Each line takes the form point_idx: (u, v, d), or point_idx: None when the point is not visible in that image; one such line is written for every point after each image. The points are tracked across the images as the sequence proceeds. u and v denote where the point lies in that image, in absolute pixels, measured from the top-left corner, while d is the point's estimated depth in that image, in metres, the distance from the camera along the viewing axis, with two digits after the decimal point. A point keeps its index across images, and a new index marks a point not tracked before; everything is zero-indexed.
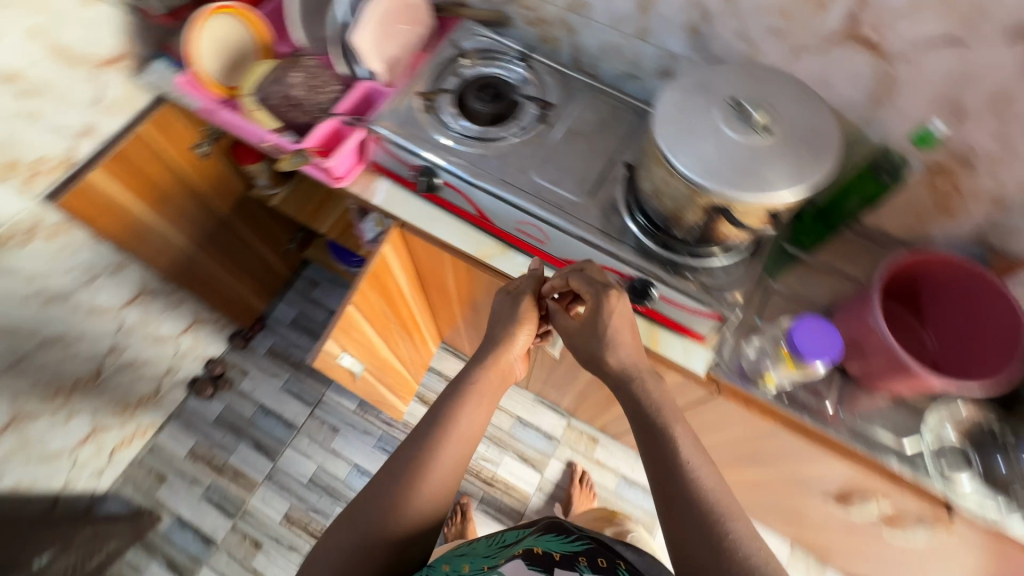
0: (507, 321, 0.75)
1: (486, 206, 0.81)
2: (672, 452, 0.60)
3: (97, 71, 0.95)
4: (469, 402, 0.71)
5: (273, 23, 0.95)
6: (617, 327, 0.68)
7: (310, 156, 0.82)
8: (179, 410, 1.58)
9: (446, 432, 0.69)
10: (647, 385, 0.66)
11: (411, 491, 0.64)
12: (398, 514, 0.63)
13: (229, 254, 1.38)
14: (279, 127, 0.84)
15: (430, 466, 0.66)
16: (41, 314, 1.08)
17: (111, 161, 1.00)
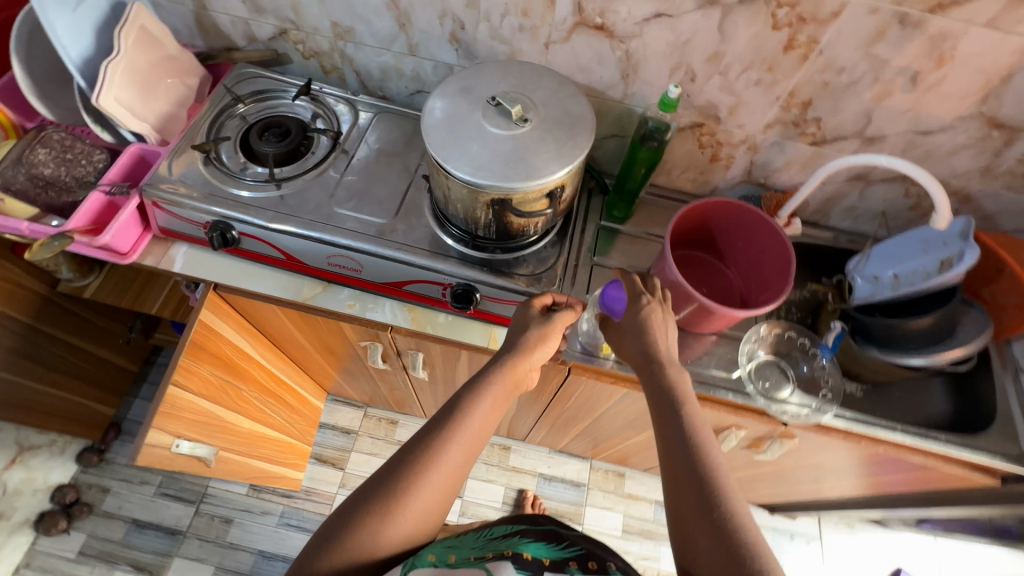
0: (526, 328, 0.67)
1: (292, 248, 0.77)
2: (686, 433, 0.58)
3: None
4: (488, 402, 0.62)
5: (9, 102, 0.83)
6: (658, 332, 0.67)
7: (75, 236, 0.73)
8: (29, 557, 1.33)
9: (453, 432, 0.59)
10: (667, 367, 0.64)
11: (414, 494, 0.56)
12: (405, 508, 0.55)
13: (46, 364, 1.20)
14: (37, 214, 0.74)
15: (434, 469, 0.57)
16: None
17: None
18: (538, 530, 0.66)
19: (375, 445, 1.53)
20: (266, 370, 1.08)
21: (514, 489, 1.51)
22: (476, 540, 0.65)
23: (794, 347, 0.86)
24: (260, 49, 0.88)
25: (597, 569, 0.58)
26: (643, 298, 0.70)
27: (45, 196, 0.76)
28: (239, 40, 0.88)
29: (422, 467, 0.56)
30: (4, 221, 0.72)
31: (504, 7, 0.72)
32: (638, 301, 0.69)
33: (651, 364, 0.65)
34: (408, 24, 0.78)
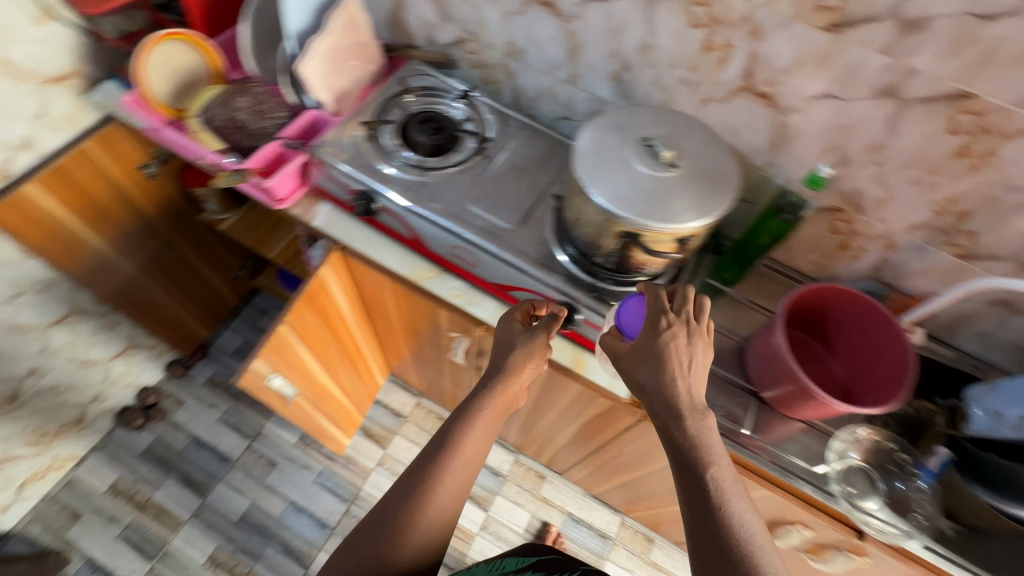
0: (511, 349, 0.72)
1: (422, 231, 0.84)
2: (709, 499, 0.56)
3: (44, 87, 0.93)
4: (474, 429, 0.69)
5: (226, 53, 0.99)
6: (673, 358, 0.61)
7: (249, 175, 0.84)
8: (104, 442, 1.48)
9: (447, 464, 0.66)
10: (684, 419, 0.60)
11: (409, 528, 0.62)
12: (403, 540, 0.61)
13: (173, 277, 1.36)
14: (224, 149, 0.86)
15: (428, 502, 0.63)
16: None
17: (49, 175, 0.98)
18: (549, 562, 0.71)
19: (419, 435, 1.57)
20: (353, 335, 1.16)
21: (540, 519, 1.50)
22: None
23: (892, 461, 0.79)
24: (436, 50, 0.97)
25: None
26: (664, 319, 0.63)
27: (232, 135, 0.86)
28: (420, 41, 0.98)
29: (417, 493, 0.64)
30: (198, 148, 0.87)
31: (674, 59, 0.76)
32: (657, 325, 0.63)
33: (668, 405, 0.61)
34: (578, 56, 0.84)
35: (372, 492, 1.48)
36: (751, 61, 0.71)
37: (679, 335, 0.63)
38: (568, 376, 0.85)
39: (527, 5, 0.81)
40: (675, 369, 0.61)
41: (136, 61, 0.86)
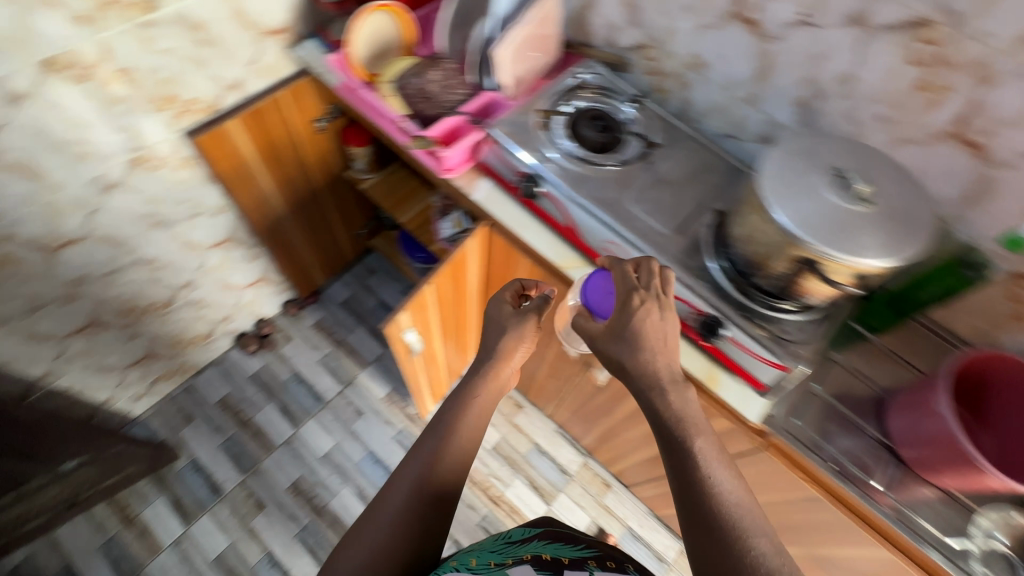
0: (505, 333, 0.79)
1: (580, 221, 0.86)
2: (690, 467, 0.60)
3: (262, 38, 1.04)
4: (469, 410, 0.76)
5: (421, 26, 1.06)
6: (649, 332, 0.67)
7: (430, 143, 0.91)
8: (221, 359, 1.64)
9: (444, 446, 0.73)
10: (667, 394, 0.65)
11: (410, 508, 0.69)
12: (406, 518, 0.68)
13: (311, 223, 1.48)
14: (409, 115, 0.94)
15: (425, 484, 0.70)
16: (144, 235, 1.14)
17: (248, 116, 1.09)
18: (554, 531, 0.79)
19: (496, 417, 1.62)
20: (469, 309, 1.21)
21: (599, 526, 1.50)
22: (496, 545, 0.78)
23: None
24: (614, 53, 1.01)
25: (614, 568, 0.72)
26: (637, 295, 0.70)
27: (420, 105, 0.93)
28: (597, 41, 1.02)
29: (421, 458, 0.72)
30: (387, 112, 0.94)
31: (878, 94, 0.74)
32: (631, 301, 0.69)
33: (648, 381, 0.66)
34: (767, 77, 0.84)
35: None
36: (969, 109, 0.68)
37: (650, 310, 0.69)
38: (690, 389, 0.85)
39: (727, 20, 0.82)
40: (651, 342, 0.67)
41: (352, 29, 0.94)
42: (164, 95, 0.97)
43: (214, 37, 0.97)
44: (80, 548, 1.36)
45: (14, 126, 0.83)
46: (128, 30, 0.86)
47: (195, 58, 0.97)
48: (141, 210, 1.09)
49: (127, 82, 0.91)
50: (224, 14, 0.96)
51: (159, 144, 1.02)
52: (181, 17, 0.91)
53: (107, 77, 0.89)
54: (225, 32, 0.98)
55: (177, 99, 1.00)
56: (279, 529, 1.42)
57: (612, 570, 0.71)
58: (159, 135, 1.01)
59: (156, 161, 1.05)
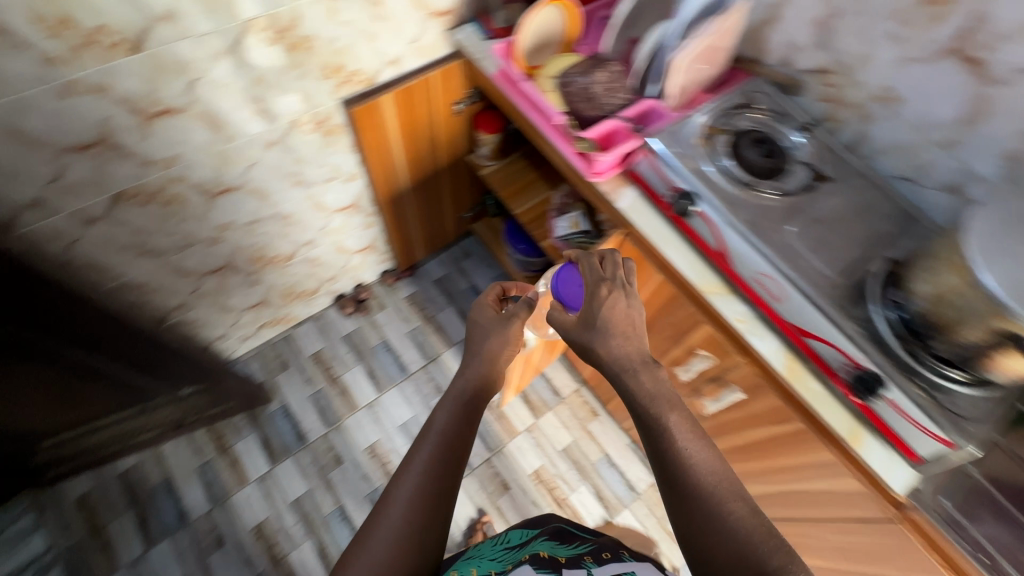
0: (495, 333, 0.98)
1: (734, 248, 0.81)
2: (665, 443, 0.71)
3: (428, 18, 1.06)
4: (461, 411, 0.86)
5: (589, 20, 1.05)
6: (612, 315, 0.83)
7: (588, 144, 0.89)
8: (319, 315, 1.72)
9: (438, 442, 0.81)
10: (638, 373, 0.79)
11: (417, 506, 0.74)
12: (414, 518, 0.73)
13: (426, 199, 1.51)
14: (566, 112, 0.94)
15: (429, 481, 0.76)
16: (287, 192, 1.20)
17: (401, 92, 1.13)
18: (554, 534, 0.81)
19: (570, 420, 1.61)
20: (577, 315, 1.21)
21: (660, 551, 1.46)
22: (496, 552, 0.79)
23: None
24: (788, 74, 0.95)
25: (611, 556, 0.71)
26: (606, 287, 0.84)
27: (583, 107, 0.92)
28: (770, 59, 0.97)
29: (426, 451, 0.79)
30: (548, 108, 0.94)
31: None
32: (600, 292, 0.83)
33: (625, 363, 0.80)
34: (975, 123, 0.76)
35: (515, 453, 1.56)
36: None
37: (617, 299, 0.84)
38: (821, 440, 0.80)
39: (942, 55, 0.75)
40: (622, 326, 0.82)
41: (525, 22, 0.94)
42: (334, 64, 1.02)
43: (389, 14, 1.00)
44: (180, 467, 1.48)
45: (210, 79, 0.89)
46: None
47: (367, 32, 1.01)
48: (289, 169, 1.16)
49: (306, 49, 0.96)
50: None
51: (319, 109, 1.07)
52: None
53: (293, 43, 0.93)
54: (400, 10, 1.01)
55: (343, 69, 1.04)
56: (353, 487, 1.48)
57: (609, 559, 0.70)
58: (322, 101, 1.06)
59: (313, 124, 1.10)
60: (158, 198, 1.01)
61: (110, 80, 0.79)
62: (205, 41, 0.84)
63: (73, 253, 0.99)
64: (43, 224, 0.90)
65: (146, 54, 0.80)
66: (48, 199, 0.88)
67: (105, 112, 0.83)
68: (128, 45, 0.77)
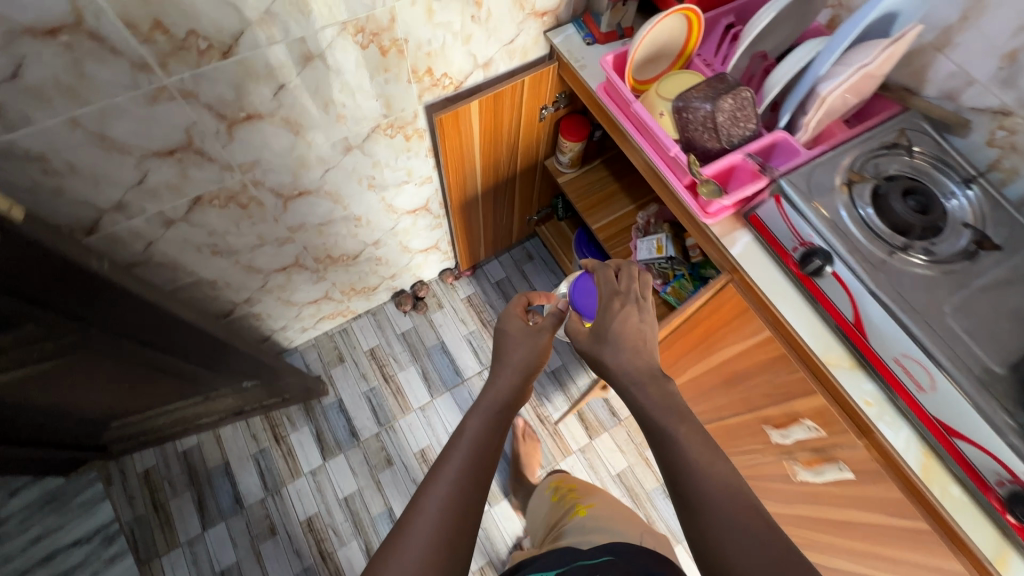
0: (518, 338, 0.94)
1: (873, 320, 0.71)
2: (680, 457, 0.67)
3: (528, 19, 0.96)
4: (489, 414, 0.81)
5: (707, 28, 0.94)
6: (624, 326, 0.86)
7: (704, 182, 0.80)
8: (376, 310, 1.70)
9: (464, 440, 0.75)
10: (648, 386, 0.78)
11: (444, 504, 0.66)
12: (440, 517, 0.64)
13: (496, 203, 1.44)
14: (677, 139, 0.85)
15: (453, 478, 0.69)
16: (360, 195, 1.15)
17: (489, 99, 1.03)
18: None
19: (626, 444, 1.54)
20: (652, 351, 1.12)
21: None
22: None
23: None
24: (950, 110, 0.80)
25: None
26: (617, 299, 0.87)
27: (701, 135, 0.81)
28: (930, 90, 0.82)
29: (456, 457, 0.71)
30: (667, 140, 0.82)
31: None
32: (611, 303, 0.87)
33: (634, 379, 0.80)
34: None
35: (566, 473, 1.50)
36: None
37: (631, 313, 0.87)
38: (950, 549, 0.70)
39: None
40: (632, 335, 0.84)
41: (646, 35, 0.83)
42: (423, 68, 0.94)
43: (486, 15, 0.91)
44: (237, 453, 1.50)
45: (297, 84, 0.83)
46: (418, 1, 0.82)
47: (462, 34, 0.92)
48: (366, 173, 1.10)
49: (397, 52, 0.88)
50: None
51: (403, 114, 1.00)
52: None
53: (384, 46, 0.86)
54: (498, 11, 0.92)
55: (431, 73, 0.96)
56: (402, 490, 1.47)
57: None
58: (406, 105, 0.99)
59: (395, 129, 1.03)
60: (235, 200, 0.97)
61: (198, 86, 0.74)
62: (296, 46, 0.77)
63: (150, 252, 0.97)
64: (124, 225, 0.88)
65: (235, 60, 0.74)
66: (131, 202, 0.85)
67: (190, 118, 0.78)
68: (218, 51, 0.72)
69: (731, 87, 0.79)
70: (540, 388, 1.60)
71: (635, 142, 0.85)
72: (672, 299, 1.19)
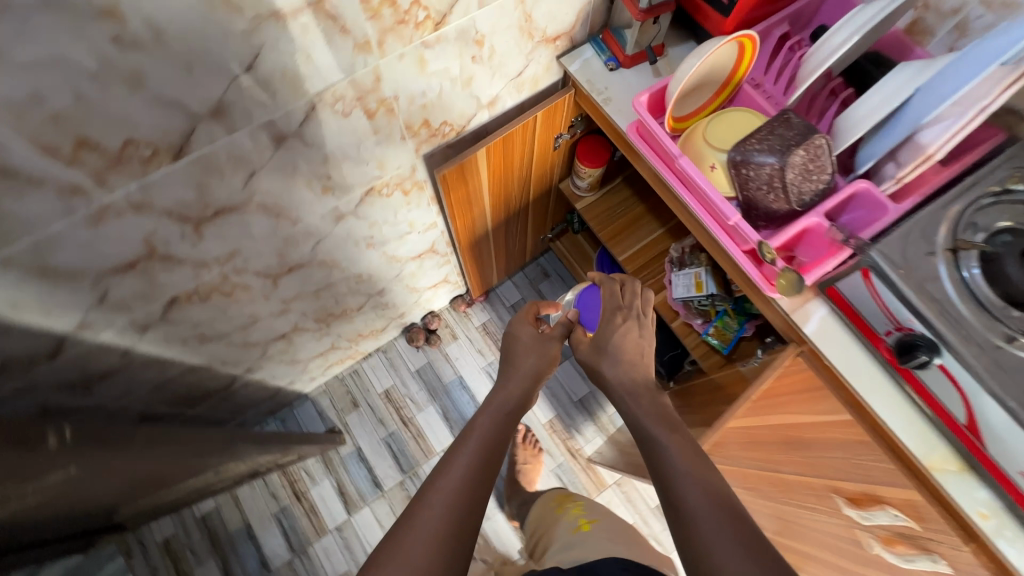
0: (527, 349, 1.00)
1: (994, 425, 0.58)
2: (671, 468, 0.69)
3: (538, 47, 0.80)
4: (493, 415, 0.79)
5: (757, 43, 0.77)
6: (622, 337, 0.98)
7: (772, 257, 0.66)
8: (387, 346, 1.59)
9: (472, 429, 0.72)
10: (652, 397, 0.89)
11: (455, 480, 0.62)
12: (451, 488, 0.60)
13: (507, 233, 1.30)
14: (731, 196, 0.71)
15: (464, 459, 0.65)
16: (359, 254, 1.02)
17: (497, 142, 0.87)
18: None
19: None
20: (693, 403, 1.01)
21: None
22: None
23: None
24: None
25: None
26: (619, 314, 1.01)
27: (764, 197, 0.67)
28: None
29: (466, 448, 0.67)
30: (724, 206, 0.68)
31: None
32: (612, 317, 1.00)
33: (627, 388, 0.93)
34: None
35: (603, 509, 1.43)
36: None
37: (630, 328, 0.99)
38: None
39: None
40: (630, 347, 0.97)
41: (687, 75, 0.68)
42: (417, 121, 0.78)
43: (489, 53, 0.75)
44: (259, 512, 1.44)
45: (271, 167, 0.69)
46: (406, 54, 0.66)
47: (462, 77, 0.76)
48: (363, 234, 0.96)
49: (386, 112, 0.73)
50: (511, 22, 0.72)
51: (399, 172, 0.86)
52: (466, 29, 0.68)
53: (370, 108, 0.70)
54: (503, 45, 0.75)
55: (427, 125, 0.81)
56: None
57: None
58: (402, 162, 0.85)
59: (392, 188, 0.89)
60: (218, 291, 0.84)
61: (150, 195, 0.61)
62: (263, 130, 0.63)
63: (130, 357, 0.86)
64: (92, 342, 0.76)
65: (190, 159, 0.60)
66: (95, 321, 0.73)
67: (147, 228, 0.65)
68: (166, 154, 0.58)
69: (800, 137, 0.65)
70: (568, 419, 1.51)
71: (682, 206, 0.71)
72: (716, 340, 1.07)
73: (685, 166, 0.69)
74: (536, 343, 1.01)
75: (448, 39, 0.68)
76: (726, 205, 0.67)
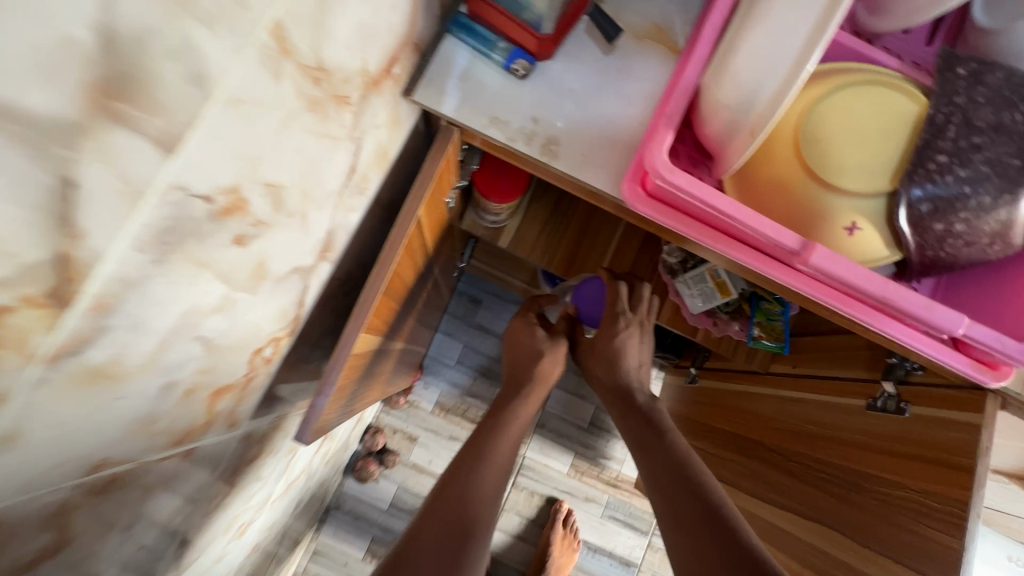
0: (521, 354, 0.58)
1: None
2: (679, 465, 0.46)
3: (365, 102, 0.34)
4: (504, 418, 0.52)
5: None
6: (632, 354, 0.54)
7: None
8: (337, 499, 1.17)
9: (481, 442, 0.49)
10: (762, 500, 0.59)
11: (456, 511, 0.42)
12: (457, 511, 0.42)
13: (420, 318, 0.87)
14: (881, 261, 0.34)
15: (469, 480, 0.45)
16: (235, 551, 0.56)
17: (378, 302, 0.44)
18: None
19: None
20: (771, 419, 0.75)
21: None
22: None
23: None
24: None
25: None
26: (621, 320, 0.55)
27: (979, 256, 0.33)
28: None
29: (476, 464, 0.47)
30: (934, 312, 0.32)
31: None
32: (613, 324, 0.54)
33: (630, 401, 0.53)
34: None
35: None
36: None
37: (636, 335, 0.55)
38: None
39: None
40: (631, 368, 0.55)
41: (780, 77, 0.29)
42: (194, 413, 0.32)
43: (273, 197, 0.28)
44: None
45: None
46: (24, 418, 0.19)
47: (243, 277, 0.29)
48: (222, 545, 0.51)
49: (99, 493, 0.26)
50: (289, 110, 0.26)
51: (221, 468, 0.40)
52: (174, 224, 0.22)
53: (41, 544, 0.24)
54: (297, 161, 0.29)
55: (226, 389, 0.34)
56: None
57: None
58: (217, 459, 0.39)
59: (223, 485, 0.43)
60: None
61: None
62: None
63: None
64: None
65: None
66: None
67: None
68: None
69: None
70: (590, 451, 1.21)
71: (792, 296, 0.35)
72: (770, 342, 0.76)
73: (826, 266, 0.31)
74: (525, 355, 0.57)
75: (139, 279, 0.21)
76: (937, 312, 0.32)
